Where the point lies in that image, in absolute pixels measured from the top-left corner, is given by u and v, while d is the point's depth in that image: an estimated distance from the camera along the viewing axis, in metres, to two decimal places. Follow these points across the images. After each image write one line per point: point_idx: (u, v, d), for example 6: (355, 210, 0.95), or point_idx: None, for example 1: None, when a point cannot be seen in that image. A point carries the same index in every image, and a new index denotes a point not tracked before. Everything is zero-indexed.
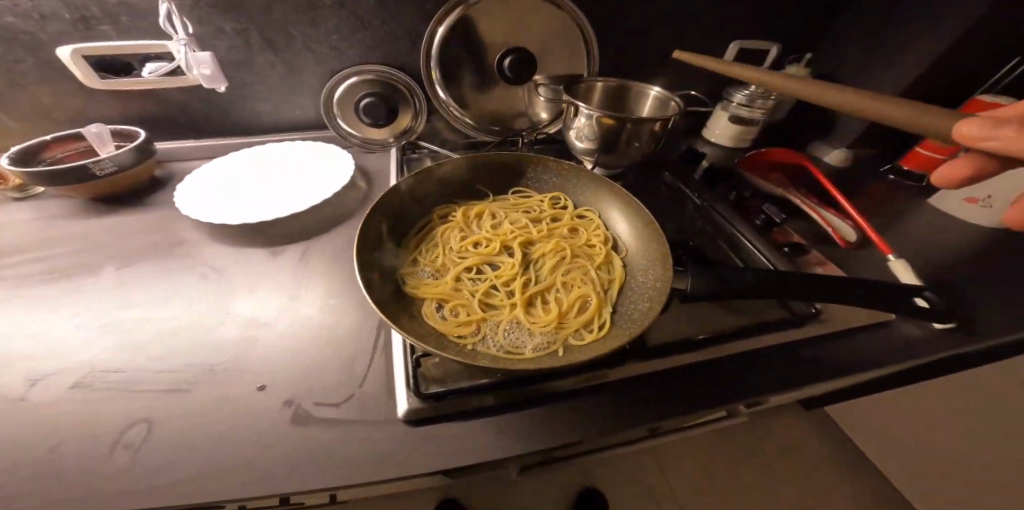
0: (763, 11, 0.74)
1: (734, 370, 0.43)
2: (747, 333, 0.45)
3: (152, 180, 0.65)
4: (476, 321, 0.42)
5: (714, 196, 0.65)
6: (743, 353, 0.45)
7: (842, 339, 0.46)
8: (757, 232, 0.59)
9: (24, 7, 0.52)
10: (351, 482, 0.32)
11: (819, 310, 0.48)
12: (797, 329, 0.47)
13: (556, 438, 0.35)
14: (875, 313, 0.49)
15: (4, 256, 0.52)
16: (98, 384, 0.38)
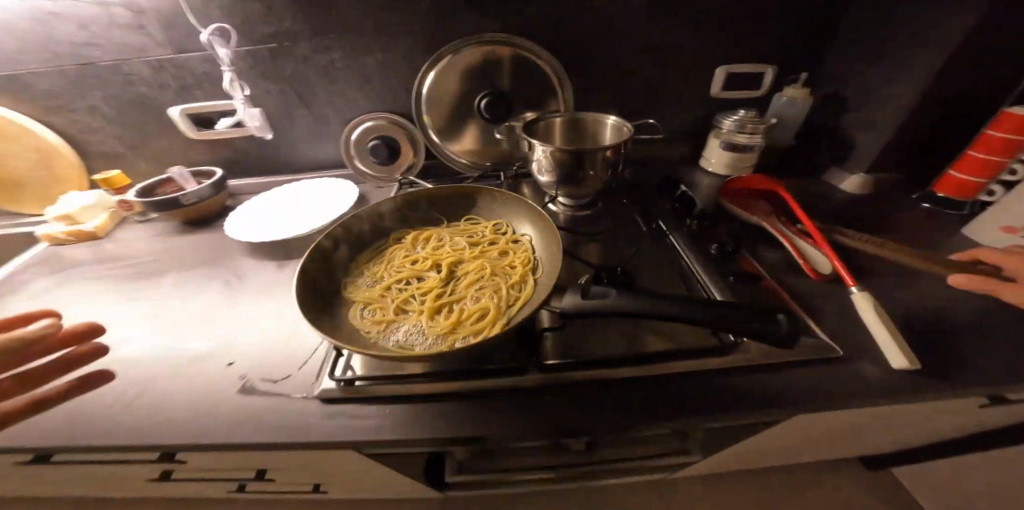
0: (752, 33, 0.72)
1: (610, 394, 0.45)
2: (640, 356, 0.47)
3: (223, 208, 0.85)
4: (387, 321, 0.49)
5: (675, 225, 0.66)
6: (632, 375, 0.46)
7: (752, 376, 0.45)
8: (711, 261, 0.57)
9: (149, 80, 0.74)
10: (257, 442, 0.43)
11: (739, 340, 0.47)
12: (715, 357, 0.45)
13: (417, 429, 0.44)
14: (820, 347, 0.45)
15: (119, 259, 0.73)
16: (135, 354, 0.54)
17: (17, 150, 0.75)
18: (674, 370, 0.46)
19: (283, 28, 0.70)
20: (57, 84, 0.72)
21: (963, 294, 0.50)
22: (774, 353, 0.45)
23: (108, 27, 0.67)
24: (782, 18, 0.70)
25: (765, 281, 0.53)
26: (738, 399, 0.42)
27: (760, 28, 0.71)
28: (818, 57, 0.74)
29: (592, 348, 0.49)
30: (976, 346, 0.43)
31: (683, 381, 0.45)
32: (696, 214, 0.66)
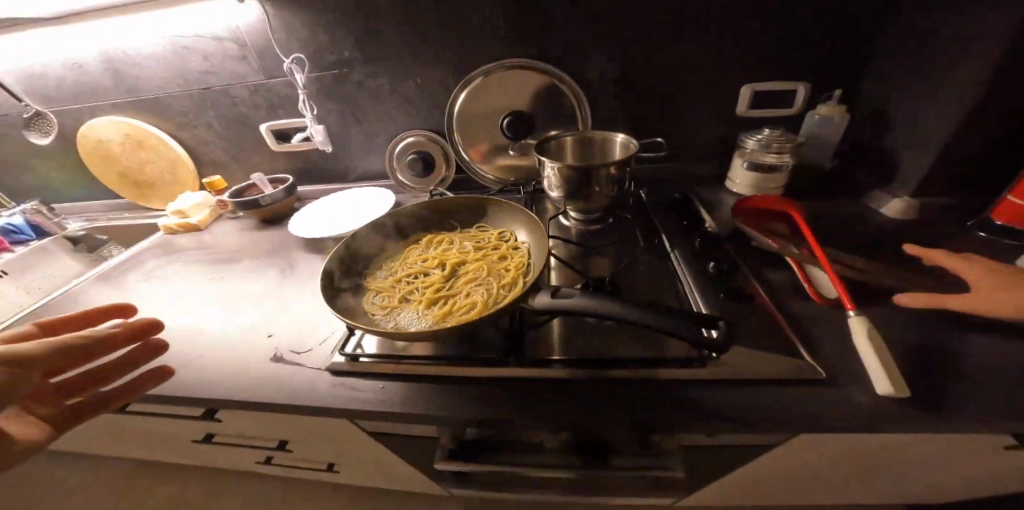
0: (783, 50, 0.70)
1: (582, 396, 0.48)
2: (618, 364, 0.50)
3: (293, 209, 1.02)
4: (391, 306, 0.56)
5: (680, 243, 0.67)
6: (607, 380, 0.49)
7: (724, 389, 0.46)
8: (708, 281, 0.59)
9: (249, 101, 0.89)
10: (282, 403, 0.53)
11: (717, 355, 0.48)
12: (684, 368, 0.48)
13: (410, 405, 0.51)
14: (803, 369, 0.45)
15: (212, 247, 0.91)
16: (205, 326, 0.67)
17: (155, 159, 0.98)
18: (646, 376, 0.48)
19: (342, 57, 0.83)
20: (188, 104, 0.91)
21: (991, 331, 0.46)
22: (752, 368, 0.46)
23: (223, 58, 0.83)
24: (820, 32, 0.68)
25: (761, 300, 0.55)
26: (705, 407, 0.44)
27: (793, 45, 0.70)
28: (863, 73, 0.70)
29: (572, 348, 0.54)
30: (982, 384, 0.41)
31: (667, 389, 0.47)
32: (702, 232, 0.66)
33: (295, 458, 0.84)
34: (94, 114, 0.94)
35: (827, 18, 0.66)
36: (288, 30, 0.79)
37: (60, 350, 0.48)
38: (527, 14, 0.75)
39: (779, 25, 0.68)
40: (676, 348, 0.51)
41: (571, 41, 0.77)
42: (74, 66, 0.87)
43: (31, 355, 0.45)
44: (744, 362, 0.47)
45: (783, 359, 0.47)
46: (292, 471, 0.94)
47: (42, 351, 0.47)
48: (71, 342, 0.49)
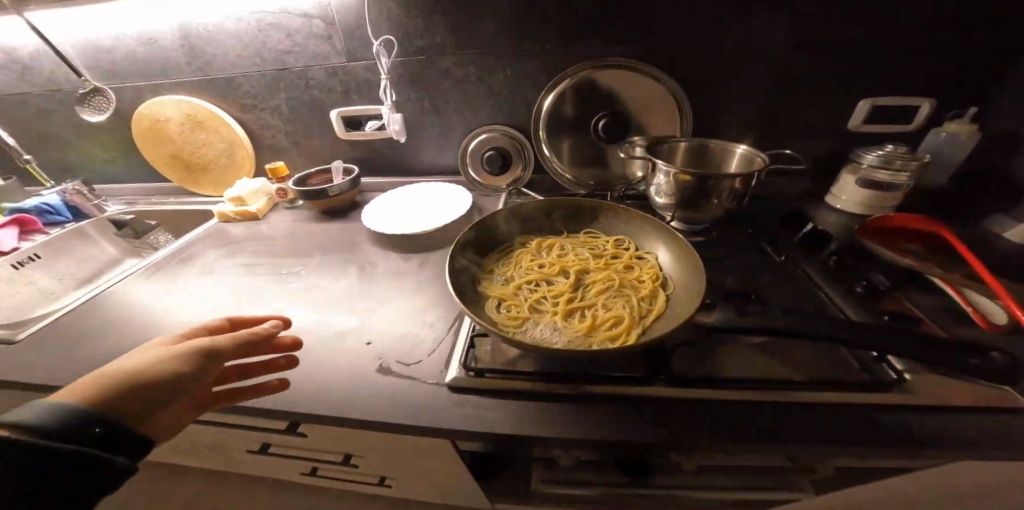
0: (901, 61, 0.69)
1: (747, 424, 0.43)
2: (782, 386, 0.45)
3: (354, 203, 0.96)
4: (522, 318, 0.50)
5: (803, 257, 0.64)
6: (772, 405, 0.45)
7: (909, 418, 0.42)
8: (857, 300, 0.54)
9: (325, 84, 0.86)
10: (395, 420, 0.47)
11: (903, 377, 0.44)
12: (862, 394, 0.43)
13: (545, 428, 0.45)
14: (992, 397, 0.42)
15: (271, 239, 0.85)
16: (289, 324, 0.62)
17: (214, 141, 0.95)
18: (812, 403, 0.44)
19: (431, 42, 0.79)
20: (255, 86, 0.88)
21: None
22: (938, 395, 0.42)
23: (307, 37, 0.81)
24: (946, 45, 0.66)
25: (924, 322, 0.50)
26: (892, 438, 0.40)
27: (915, 57, 0.68)
28: (984, 90, 0.68)
29: (722, 368, 0.49)
30: None
31: (830, 416, 0.43)
32: (828, 248, 0.63)
33: (345, 471, 0.76)
34: (157, 91, 0.91)
35: (955, 32, 0.65)
36: (381, 9, 0.76)
37: (233, 349, 0.44)
38: (638, 8, 0.71)
39: (904, 36, 0.66)
40: (837, 371, 0.47)
41: (680, 39, 0.73)
42: (148, 40, 0.84)
43: (212, 347, 0.43)
44: (928, 389, 0.43)
45: (965, 385, 0.43)
46: (332, 485, 0.85)
47: (224, 346, 0.44)
48: (243, 337, 0.45)
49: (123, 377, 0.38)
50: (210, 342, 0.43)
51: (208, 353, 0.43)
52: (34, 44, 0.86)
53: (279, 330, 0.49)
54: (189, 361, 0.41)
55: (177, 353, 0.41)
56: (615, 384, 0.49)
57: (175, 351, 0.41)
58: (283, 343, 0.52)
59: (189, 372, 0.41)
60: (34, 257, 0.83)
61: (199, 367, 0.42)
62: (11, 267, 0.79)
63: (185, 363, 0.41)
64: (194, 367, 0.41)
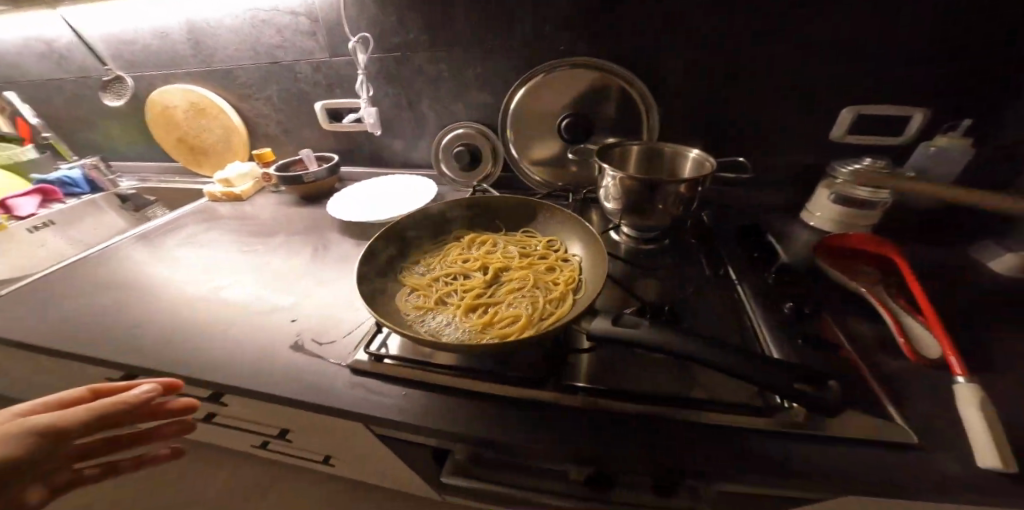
0: (887, 72, 0.63)
1: (622, 434, 0.43)
2: (668, 401, 0.45)
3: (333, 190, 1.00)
4: (426, 308, 0.51)
5: (749, 274, 0.61)
6: (655, 419, 0.44)
7: (795, 447, 0.41)
8: (783, 321, 0.52)
9: (311, 78, 0.89)
10: (294, 396, 0.49)
11: (795, 408, 0.43)
12: (744, 416, 0.43)
13: (430, 418, 0.46)
14: (889, 433, 0.40)
15: (248, 219, 0.91)
16: (231, 298, 0.65)
17: (214, 127, 0.98)
18: (696, 419, 0.43)
19: (406, 39, 0.81)
20: (252, 77, 0.91)
21: None
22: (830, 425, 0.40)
23: (294, 33, 0.83)
24: (943, 51, 0.60)
25: (843, 350, 0.48)
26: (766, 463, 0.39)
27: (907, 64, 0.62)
28: (987, 103, 0.62)
29: (619, 378, 0.48)
30: None
31: (705, 434, 0.42)
32: (776, 267, 0.60)
33: (289, 445, 0.81)
34: (169, 80, 0.95)
35: (952, 37, 0.59)
36: (359, 6, 0.78)
37: (80, 425, 0.41)
38: (608, 7, 0.70)
39: (894, 40, 0.61)
40: (739, 392, 0.45)
41: (651, 39, 0.70)
42: (161, 33, 0.88)
43: (55, 426, 0.40)
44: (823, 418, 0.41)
45: (866, 418, 0.41)
46: (282, 458, 0.90)
47: (68, 425, 0.40)
48: (100, 411, 0.41)
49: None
50: (56, 419, 0.40)
51: (48, 434, 0.39)
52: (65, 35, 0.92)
53: (153, 396, 0.44)
54: (20, 446, 0.38)
55: (10, 435, 0.38)
56: (510, 382, 0.49)
57: (7, 431, 0.38)
58: (165, 408, 0.47)
59: (21, 461, 0.38)
60: (49, 223, 0.93)
61: (33, 451, 0.38)
62: (27, 230, 0.89)
63: (17, 447, 0.38)
64: (31, 449, 0.38)
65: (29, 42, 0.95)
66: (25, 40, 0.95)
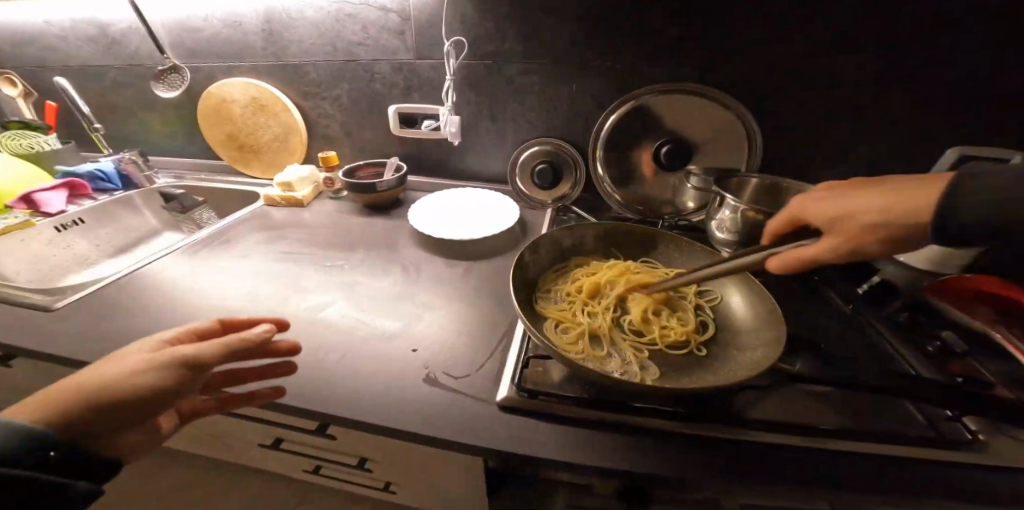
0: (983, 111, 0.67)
1: (811, 474, 0.42)
2: (847, 441, 0.44)
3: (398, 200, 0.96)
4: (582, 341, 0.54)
5: (873, 312, 0.62)
6: (836, 455, 0.44)
7: (974, 482, 0.42)
8: (926, 359, 0.53)
9: (391, 80, 0.87)
10: (445, 436, 0.45)
11: (977, 439, 0.44)
12: (927, 450, 0.43)
13: (602, 459, 0.44)
14: None
15: (314, 227, 0.85)
16: (334, 318, 0.61)
17: (272, 125, 0.95)
18: (876, 454, 0.44)
19: (501, 47, 0.80)
20: (325, 74, 0.89)
21: None
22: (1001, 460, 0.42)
23: (381, 30, 0.81)
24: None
25: (994, 387, 0.48)
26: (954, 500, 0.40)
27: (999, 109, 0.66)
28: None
29: (785, 416, 0.48)
30: None
31: (895, 472, 0.42)
32: (900, 305, 0.62)
33: (353, 473, 0.73)
34: (230, 73, 0.94)
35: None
36: (458, 11, 0.77)
37: (219, 360, 0.40)
38: (717, 33, 0.71)
39: (992, 86, 0.65)
40: (906, 427, 0.47)
41: (755, 68, 0.73)
42: (233, 23, 0.87)
43: (195, 357, 0.39)
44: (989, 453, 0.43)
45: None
46: (336, 484, 0.83)
47: (210, 358, 0.40)
48: (229, 347, 0.41)
49: (93, 393, 0.35)
50: (197, 350, 0.39)
51: (190, 365, 0.39)
52: (126, 19, 0.91)
53: (269, 336, 0.45)
54: (168, 374, 0.38)
55: (160, 362, 0.38)
56: (676, 419, 0.47)
57: (158, 359, 0.38)
58: (279, 348, 0.50)
59: (170, 388, 0.37)
60: (78, 221, 0.85)
61: (178, 382, 0.38)
62: (54, 229, 0.81)
63: (164, 375, 0.37)
64: (175, 380, 0.38)
65: (88, 25, 0.95)
66: (82, 22, 0.95)
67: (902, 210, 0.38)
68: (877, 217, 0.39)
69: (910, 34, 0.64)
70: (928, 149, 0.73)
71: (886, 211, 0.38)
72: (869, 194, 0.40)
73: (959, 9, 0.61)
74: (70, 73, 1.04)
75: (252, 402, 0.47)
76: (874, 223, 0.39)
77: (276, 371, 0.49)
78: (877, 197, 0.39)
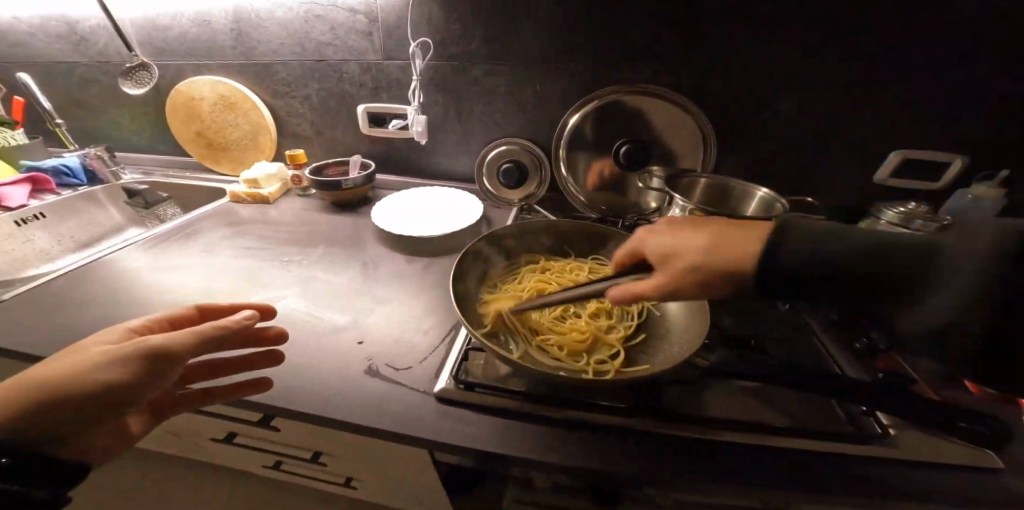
0: (922, 120, 0.71)
1: (731, 465, 0.44)
2: (770, 432, 0.46)
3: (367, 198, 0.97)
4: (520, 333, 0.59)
5: (811, 311, 0.65)
6: (757, 446, 0.45)
7: (886, 466, 0.44)
8: (853, 357, 0.57)
9: (359, 80, 0.88)
10: (378, 426, 0.46)
11: (890, 432, 0.46)
12: (844, 442, 0.45)
13: (530, 450, 0.44)
14: (968, 456, 0.44)
15: (277, 223, 0.86)
16: (286, 311, 0.62)
17: (241, 123, 0.97)
18: (795, 446, 0.45)
19: (467, 49, 0.81)
20: (294, 74, 0.90)
21: None
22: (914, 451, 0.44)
23: (348, 31, 0.83)
24: (974, 105, 0.67)
25: (915, 382, 0.53)
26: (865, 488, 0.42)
27: (939, 114, 0.69)
28: (1005, 155, 0.69)
29: (714, 410, 0.49)
30: None
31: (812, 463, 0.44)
32: (837, 305, 0.65)
33: (309, 468, 0.73)
34: (201, 71, 0.95)
35: (984, 93, 0.66)
36: (424, 13, 0.79)
37: (192, 349, 0.38)
38: (674, 38, 0.74)
39: (950, 95, 0.67)
40: (829, 421, 0.48)
41: (710, 73, 0.76)
42: (203, 21, 0.88)
43: (164, 347, 0.36)
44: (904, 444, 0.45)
45: (943, 441, 0.46)
46: (297, 480, 0.82)
47: (180, 348, 0.37)
48: (201, 335, 0.38)
49: (49, 388, 0.33)
50: (165, 341, 0.36)
51: (158, 356, 0.36)
52: (95, 16, 0.92)
53: (251, 323, 0.42)
54: (133, 367, 0.35)
55: (123, 354, 0.35)
56: (606, 411, 0.48)
57: (122, 351, 0.35)
58: (266, 335, 0.51)
59: (134, 381, 0.35)
60: (38, 216, 0.86)
61: (143, 375, 0.35)
62: (14, 223, 0.82)
63: (129, 368, 0.35)
64: (140, 373, 0.35)
65: (58, 22, 0.95)
66: (52, 20, 0.95)
67: (719, 253, 0.40)
68: (699, 255, 0.41)
69: (875, 44, 0.67)
70: (874, 151, 0.76)
71: (710, 253, 0.40)
72: (712, 238, 0.41)
73: (955, 15, 0.62)
74: (38, 69, 1.04)
75: (233, 397, 0.47)
76: (697, 263, 0.41)
77: (256, 363, 0.50)
78: (702, 239, 0.42)
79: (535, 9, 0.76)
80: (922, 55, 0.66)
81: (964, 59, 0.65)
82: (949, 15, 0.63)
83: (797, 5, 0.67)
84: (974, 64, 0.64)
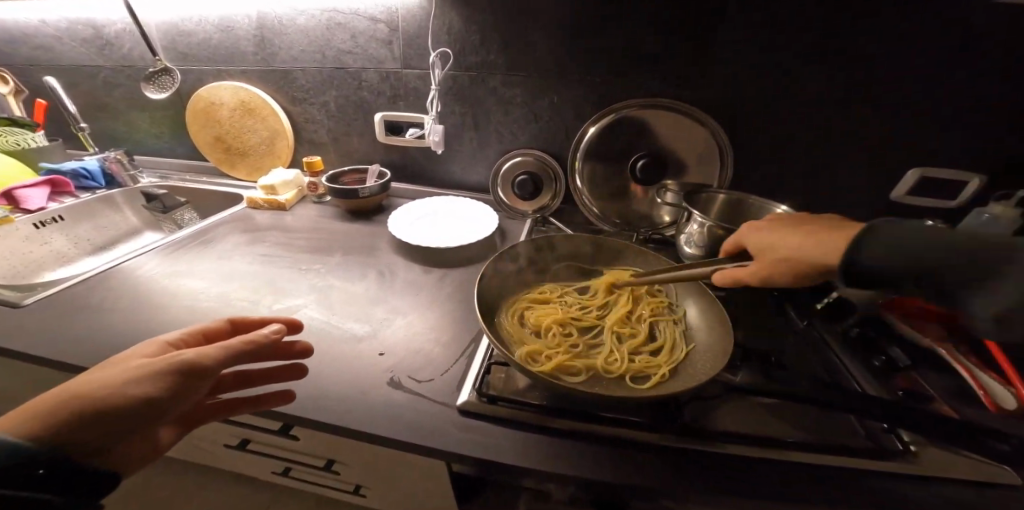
0: (936, 129, 0.71)
1: (756, 482, 0.43)
2: (796, 451, 0.45)
3: (381, 206, 0.98)
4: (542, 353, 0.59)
5: (828, 328, 0.65)
6: (780, 464, 0.45)
7: (896, 482, 0.43)
8: (870, 371, 0.57)
9: (376, 88, 0.89)
10: (397, 435, 0.46)
11: (910, 450, 0.46)
12: (866, 459, 0.45)
13: (552, 465, 0.44)
14: (992, 471, 0.44)
15: (293, 230, 0.86)
16: (306, 319, 0.62)
17: (259, 128, 0.98)
18: (821, 463, 0.45)
19: (485, 59, 0.82)
20: (312, 81, 0.91)
21: None
22: (938, 470, 0.44)
23: (368, 40, 0.84)
24: (971, 106, 0.67)
25: (935, 401, 0.52)
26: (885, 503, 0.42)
27: (938, 116, 0.69)
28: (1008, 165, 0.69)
29: (737, 428, 0.48)
30: None
31: (831, 478, 0.44)
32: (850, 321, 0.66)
33: (322, 476, 0.72)
34: (220, 76, 0.96)
35: (981, 94, 0.66)
36: (444, 23, 0.80)
37: (221, 362, 0.39)
38: (675, 40, 0.74)
39: (949, 95, 0.67)
40: (852, 439, 0.48)
41: (714, 79, 0.76)
42: (225, 27, 0.89)
43: (198, 362, 0.38)
44: (927, 462, 0.45)
45: (968, 459, 0.45)
46: (307, 488, 0.81)
47: (210, 363, 0.38)
48: (236, 348, 0.40)
49: (83, 400, 0.33)
50: (197, 354, 0.38)
51: (188, 370, 0.37)
52: (121, 21, 0.93)
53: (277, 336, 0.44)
54: (165, 381, 0.36)
55: (156, 371, 0.36)
56: (630, 427, 0.48)
57: (155, 367, 0.36)
58: (293, 348, 0.50)
59: (166, 394, 0.36)
60: (57, 219, 0.87)
61: (175, 388, 0.36)
62: (32, 225, 0.82)
63: (158, 383, 0.36)
64: (169, 388, 0.36)
65: (84, 27, 0.97)
66: (76, 25, 0.97)
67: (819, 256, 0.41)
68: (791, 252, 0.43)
69: (875, 44, 0.67)
70: (882, 155, 0.76)
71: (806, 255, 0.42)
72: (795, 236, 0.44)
73: (957, 15, 0.62)
74: (62, 74, 1.05)
75: (259, 407, 0.46)
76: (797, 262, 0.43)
77: (286, 376, 0.50)
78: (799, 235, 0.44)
79: (542, 16, 0.76)
80: (922, 56, 0.66)
81: (962, 59, 0.65)
82: (949, 15, 0.62)
83: (798, 5, 0.67)
84: (974, 65, 0.64)
